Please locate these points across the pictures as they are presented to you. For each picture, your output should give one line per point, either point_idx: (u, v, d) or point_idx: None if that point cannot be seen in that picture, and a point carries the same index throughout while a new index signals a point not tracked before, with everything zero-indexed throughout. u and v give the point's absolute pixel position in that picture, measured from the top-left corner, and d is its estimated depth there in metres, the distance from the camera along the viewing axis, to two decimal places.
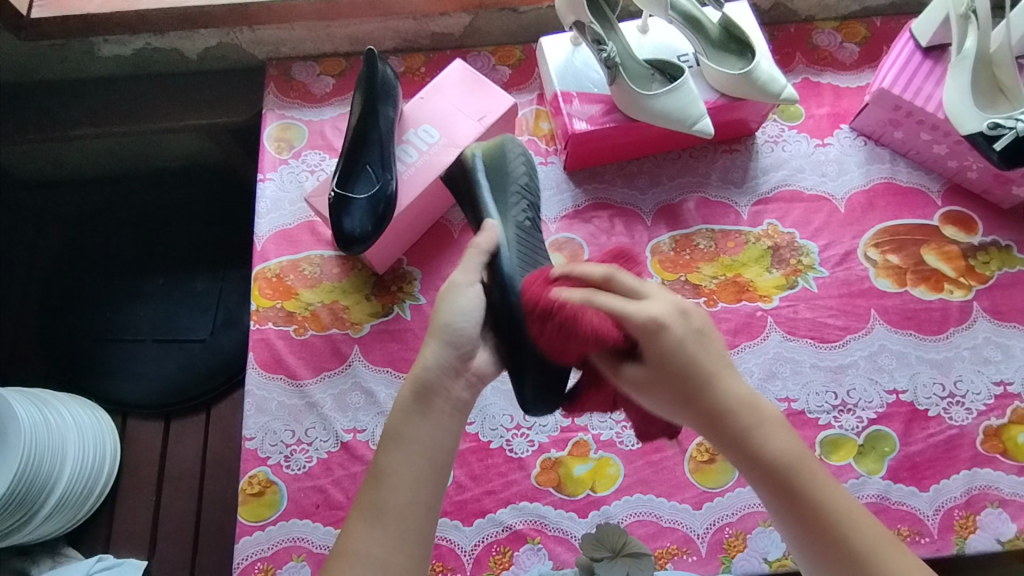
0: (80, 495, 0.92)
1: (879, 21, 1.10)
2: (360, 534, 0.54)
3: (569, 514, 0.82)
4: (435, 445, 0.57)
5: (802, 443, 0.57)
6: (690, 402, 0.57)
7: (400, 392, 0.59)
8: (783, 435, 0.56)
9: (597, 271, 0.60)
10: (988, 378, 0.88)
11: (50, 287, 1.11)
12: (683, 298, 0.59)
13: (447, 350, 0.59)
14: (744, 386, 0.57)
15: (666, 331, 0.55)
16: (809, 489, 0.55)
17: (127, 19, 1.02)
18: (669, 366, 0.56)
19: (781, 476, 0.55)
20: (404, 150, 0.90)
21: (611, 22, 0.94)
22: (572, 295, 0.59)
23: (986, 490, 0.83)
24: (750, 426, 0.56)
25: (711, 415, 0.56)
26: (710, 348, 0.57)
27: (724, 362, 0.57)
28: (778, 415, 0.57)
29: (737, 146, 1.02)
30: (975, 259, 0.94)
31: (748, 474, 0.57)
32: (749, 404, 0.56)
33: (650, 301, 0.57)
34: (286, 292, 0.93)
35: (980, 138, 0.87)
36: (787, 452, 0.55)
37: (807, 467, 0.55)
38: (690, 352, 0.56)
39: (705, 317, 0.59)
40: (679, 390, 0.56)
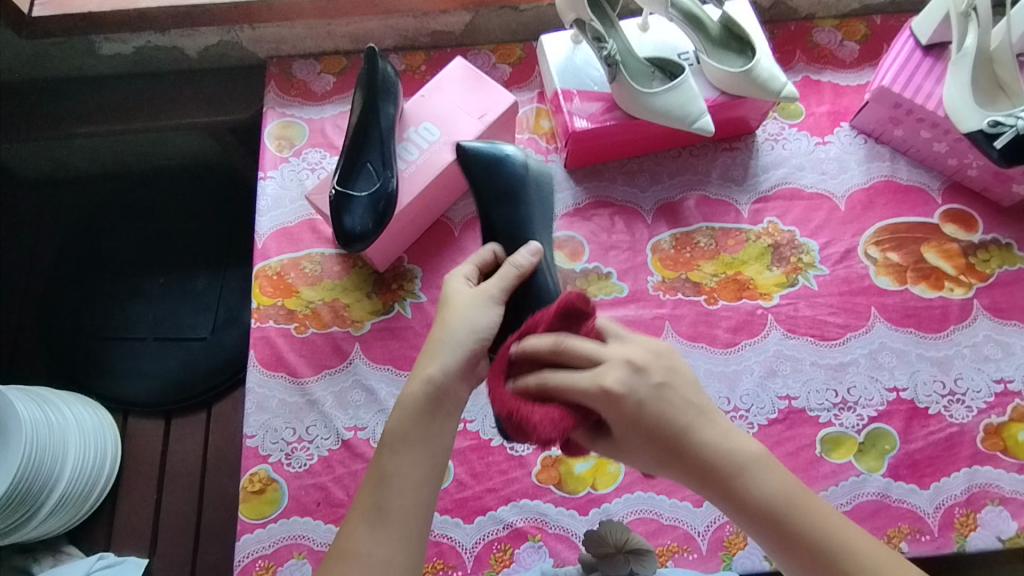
0: (81, 493, 0.92)
1: (880, 19, 1.10)
2: (360, 534, 0.54)
3: (570, 511, 0.82)
4: (435, 448, 0.58)
5: (789, 478, 0.56)
6: (667, 458, 0.57)
7: (407, 392, 0.59)
8: (766, 471, 0.56)
9: (546, 342, 0.59)
10: (989, 376, 0.88)
11: (52, 286, 1.11)
12: (636, 351, 0.59)
13: (452, 356, 0.59)
14: (717, 429, 0.57)
15: (624, 401, 0.56)
16: (801, 523, 0.54)
17: (127, 17, 1.02)
18: (637, 427, 0.56)
19: (770, 516, 0.55)
20: (406, 148, 0.90)
21: (611, 20, 0.93)
22: (526, 381, 0.58)
23: (987, 488, 0.83)
24: (732, 471, 0.55)
25: (693, 469, 0.56)
26: (672, 401, 0.57)
27: (693, 408, 0.57)
28: (760, 452, 0.57)
29: (737, 144, 1.02)
30: (976, 257, 0.94)
31: (743, 521, 0.56)
32: (728, 447, 0.56)
33: (601, 370, 0.57)
34: (286, 290, 0.93)
35: (981, 135, 0.87)
36: (773, 490, 0.55)
37: (792, 502, 0.55)
38: (653, 411, 0.56)
39: (666, 368, 0.58)
40: (656, 452, 0.57)
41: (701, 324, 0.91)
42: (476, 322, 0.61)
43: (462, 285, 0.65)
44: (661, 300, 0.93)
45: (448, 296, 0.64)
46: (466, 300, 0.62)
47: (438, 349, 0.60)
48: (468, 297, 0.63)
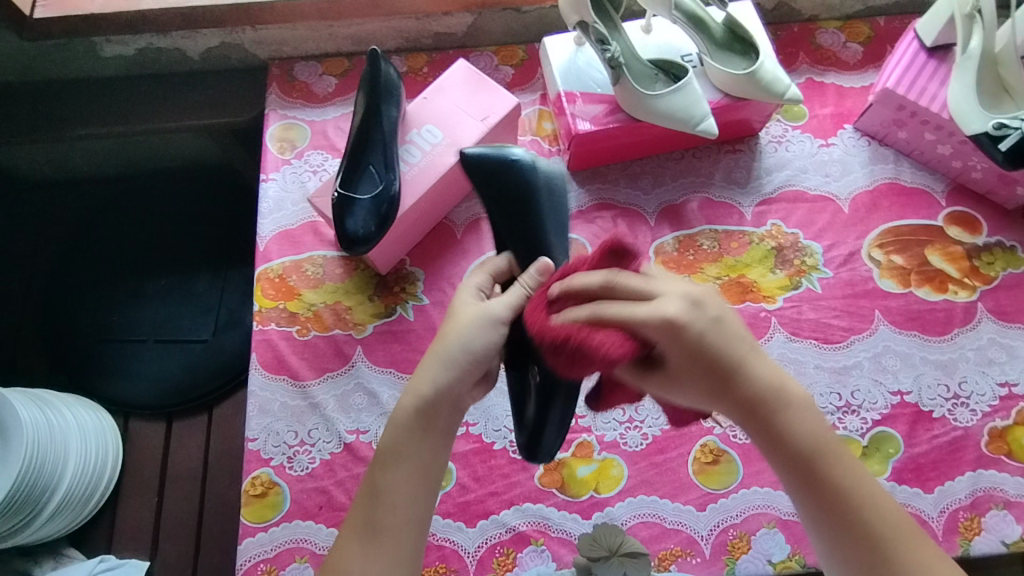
0: (83, 495, 0.92)
1: (883, 21, 1.10)
2: (352, 553, 0.55)
3: (573, 515, 0.82)
4: (427, 464, 0.58)
5: (827, 424, 0.56)
6: (716, 389, 0.56)
7: (400, 407, 0.59)
8: (810, 416, 0.56)
9: (597, 278, 0.55)
10: (993, 380, 0.88)
11: (52, 287, 1.11)
12: (693, 286, 0.56)
13: (447, 376, 0.59)
14: (768, 368, 0.57)
15: (683, 329, 0.53)
16: (832, 468, 0.55)
17: (129, 19, 1.02)
18: (694, 357, 0.54)
19: (802, 458, 0.55)
20: (407, 150, 0.90)
21: (615, 22, 0.93)
22: (577, 313, 0.53)
23: (991, 492, 0.83)
24: (775, 408, 0.55)
25: (737, 399, 0.56)
26: (728, 334, 0.55)
27: (745, 344, 0.56)
28: (804, 397, 0.57)
29: (740, 147, 1.01)
30: (979, 260, 0.94)
31: (773, 457, 0.57)
32: (775, 386, 0.56)
33: (660, 302, 0.54)
34: (288, 292, 0.93)
35: (985, 138, 0.86)
36: (813, 434, 0.55)
37: (827, 447, 0.55)
38: (709, 345, 0.54)
39: (720, 304, 0.56)
40: (704, 383, 0.56)
41: None
42: (480, 341, 0.59)
43: (471, 297, 0.63)
44: None
45: (453, 311, 0.62)
46: (468, 317, 0.60)
47: (430, 361, 0.59)
48: (475, 314, 0.60)
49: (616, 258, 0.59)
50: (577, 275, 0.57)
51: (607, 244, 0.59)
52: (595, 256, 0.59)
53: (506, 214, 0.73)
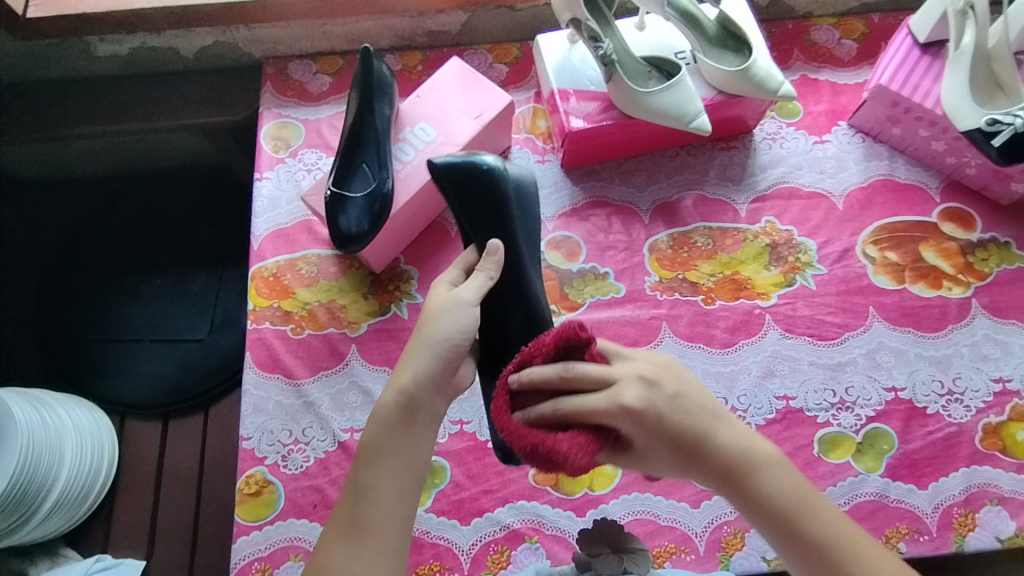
0: (79, 495, 0.93)
1: (878, 17, 1.09)
2: (336, 551, 0.54)
3: (567, 513, 0.82)
4: (410, 459, 0.58)
5: (802, 479, 0.57)
6: (686, 461, 0.59)
7: (381, 403, 0.59)
8: (784, 473, 0.57)
9: (553, 368, 0.58)
10: (988, 376, 0.88)
11: (48, 287, 1.11)
12: (648, 367, 0.61)
13: (426, 359, 0.60)
14: (735, 434, 0.59)
15: (640, 411, 0.57)
16: (810, 522, 0.55)
17: (122, 17, 1.01)
18: (657, 433, 0.58)
19: (781, 519, 0.56)
20: (401, 149, 0.90)
21: (607, 18, 0.92)
22: (541, 409, 0.57)
23: (985, 488, 0.83)
24: (745, 475, 0.57)
25: (706, 468, 0.58)
26: (688, 408, 0.59)
27: (707, 417, 0.59)
28: (775, 454, 0.58)
29: (734, 144, 1.01)
30: (974, 256, 0.94)
31: (755, 523, 0.58)
32: (743, 449, 0.58)
33: (615, 388, 0.58)
34: (282, 291, 0.93)
35: (978, 134, 0.86)
36: (789, 490, 0.56)
37: (804, 502, 0.56)
38: (668, 422, 0.58)
39: (678, 378, 0.61)
40: (672, 455, 0.59)
41: (698, 324, 0.91)
42: (457, 326, 0.61)
43: (444, 288, 0.66)
44: (658, 300, 0.92)
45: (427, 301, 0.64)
46: (441, 305, 0.62)
47: (411, 353, 0.60)
48: (447, 301, 0.62)
49: (571, 344, 0.61)
50: (539, 361, 0.60)
51: (562, 332, 0.61)
52: (549, 341, 0.60)
53: (475, 210, 0.74)
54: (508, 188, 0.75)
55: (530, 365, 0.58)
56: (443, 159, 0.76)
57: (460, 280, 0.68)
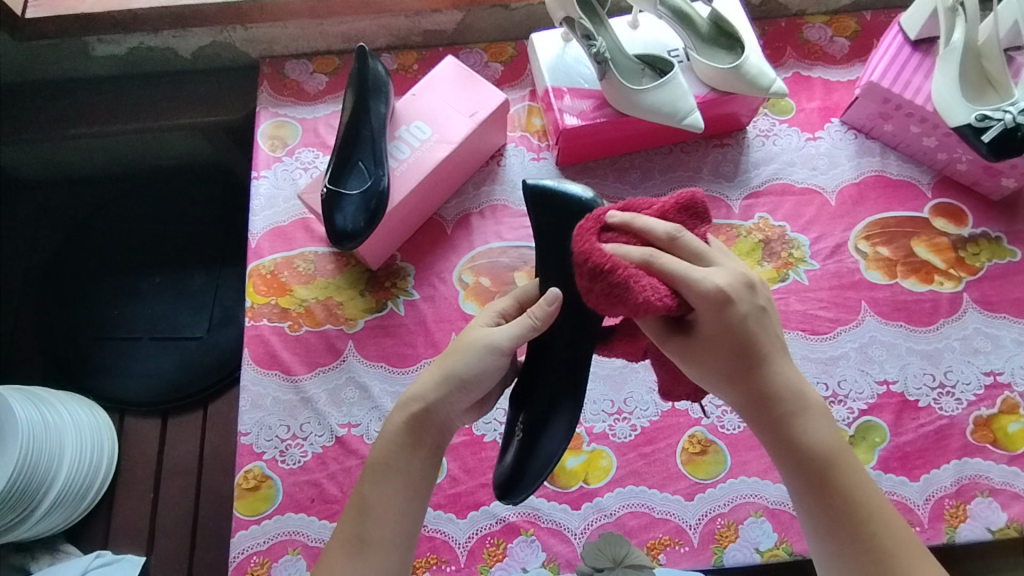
0: (79, 492, 0.93)
1: (869, 15, 1.10)
2: (340, 564, 0.57)
3: (562, 506, 0.83)
4: (414, 480, 0.60)
5: (841, 437, 0.60)
6: (736, 373, 0.59)
7: (391, 423, 0.62)
8: (823, 423, 0.59)
9: (663, 228, 0.59)
10: (979, 369, 0.89)
11: (49, 286, 1.12)
12: (749, 269, 0.60)
13: (441, 388, 0.62)
14: (795, 372, 0.60)
15: (729, 303, 0.57)
16: (842, 473, 0.57)
17: (119, 18, 1.02)
18: (725, 334, 0.58)
19: (812, 459, 0.58)
20: (397, 147, 0.90)
21: (600, 18, 0.93)
22: (633, 252, 0.58)
23: (976, 479, 0.84)
24: (793, 411, 0.59)
25: (754, 386, 0.59)
26: (767, 326, 0.59)
27: (777, 342, 0.60)
28: (821, 405, 0.60)
29: (728, 141, 1.02)
30: (965, 250, 0.95)
31: (780, 454, 0.59)
32: (797, 388, 0.59)
33: (714, 270, 0.58)
34: (280, 288, 0.93)
35: (968, 129, 0.87)
36: (826, 439, 0.58)
37: (840, 452, 0.58)
38: (742, 325, 0.57)
39: (768, 297, 0.61)
40: (727, 363, 0.58)
41: None
42: (474, 367, 0.62)
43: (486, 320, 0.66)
44: None
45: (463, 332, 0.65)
46: (470, 341, 0.62)
47: (427, 377, 0.62)
48: (479, 337, 0.62)
49: (687, 214, 0.63)
50: (644, 219, 0.61)
51: (684, 199, 0.63)
52: (671, 202, 0.63)
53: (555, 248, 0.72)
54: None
55: (642, 216, 0.60)
56: (535, 182, 0.74)
57: (511, 314, 0.68)
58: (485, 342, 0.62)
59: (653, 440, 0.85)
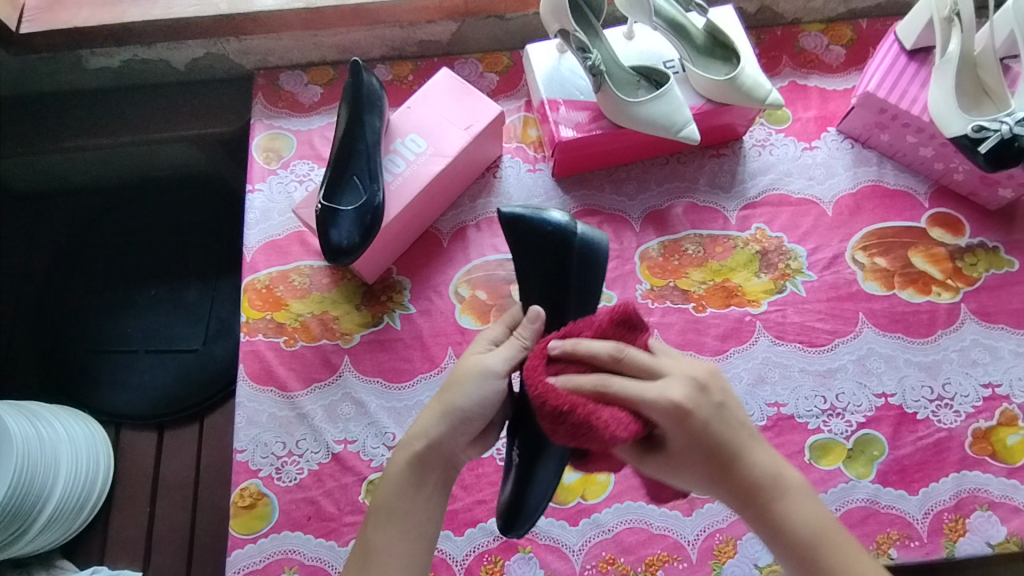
0: (74, 507, 0.93)
1: (865, 23, 1.10)
2: None
3: (560, 522, 0.82)
4: (418, 521, 0.61)
5: (829, 515, 0.59)
6: (716, 475, 0.59)
7: (395, 464, 0.63)
8: (809, 503, 0.60)
9: (606, 350, 0.59)
10: (977, 381, 0.89)
11: (45, 299, 1.11)
12: (697, 368, 0.60)
13: (441, 425, 0.62)
14: (768, 456, 0.60)
15: (688, 412, 0.57)
16: (834, 558, 0.57)
17: (113, 31, 1.00)
18: (691, 442, 0.58)
19: (805, 551, 0.58)
20: (392, 160, 0.90)
21: (595, 29, 0.92)
22: (582, 383, 0.57)
23: (975, 493, 0.83)
24: (774, 498, 0.59)
25: (734, 488, 0.60)
26: (730, 421, 0.59)
27: (744, 436, 0.60)
28: (801, 483, 0.61)
29: (724, 151, 1.02)
30: (963, 261, 0.95)
31: (775, 548, 0.60)
32: (775, 473, 0.60)
33: (665, 383, 0.58)
34: (275, 303, 0.93)
35: (965, 141, 0.87)
36: (814, 521, 0.58)
37: (828, 534, 0.58)
38: (702, 433, 0.58)
39: (724, 388, 0.60)
40: (702, 468, 0.60)
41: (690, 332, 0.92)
42: (472, 398, 0.62)
43: (480, 348, 0.66)
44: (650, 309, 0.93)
45: (458, 362, 0.66)
46: (466, 372, 0.63)
47: (427, 414, 0.63)
48: (474, 367, 0.63)
49: (626, 325, 0.63)
50: (587, 339, 0.61)
51: (618, 311, 0.63)
52: (603, 318, 0.62)
53: (531, 268, 0.74)
54: (570, 250, 0.73)
55: (583, 340, 0.60)
56: (509, 210, 0.75)
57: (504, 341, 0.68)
58: (483, 377, 0.63)
59: None
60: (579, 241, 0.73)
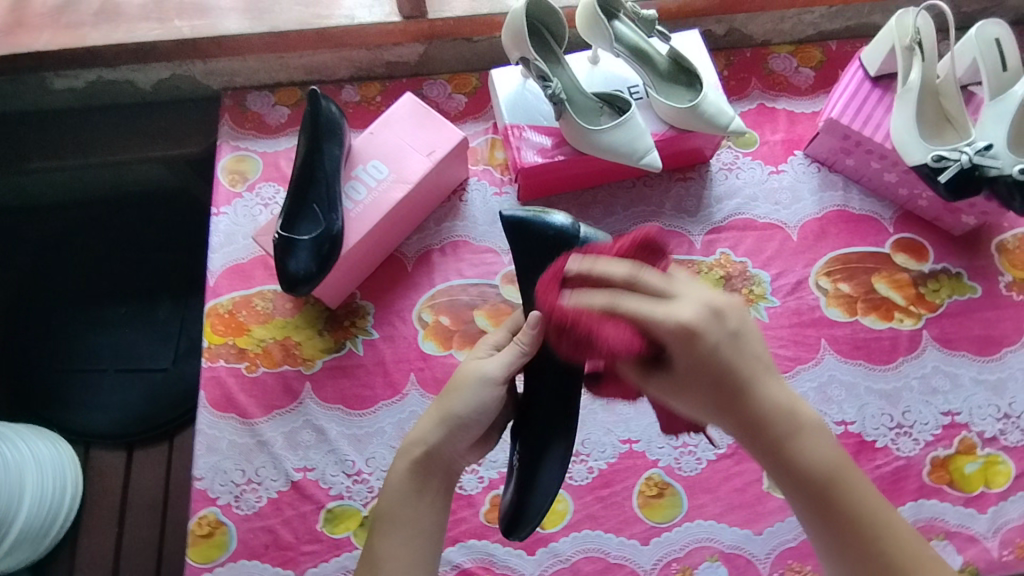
0: (41, 528, 0.92)
1: (835, 44, 1.10)
2: None
3: (517, 551, 0.82)
4: (422, 531, 0.60)
5: (841, 455, 0.57)
6: (725, 402, 0.57)
7: (394, 475, 0.63)
8: (823, 442, 0.57)
9: (621, 270, 0.57)
10: (937, 409, 0.89)
11: (13, 319, 1.10)
12: (716, 296, 0.57)
13: (441, 430, 0.62)
14: (783, 390, 0.57)
15: (697, 336, 0.54)
16: (848, 496, 0.56)
17: (74, 54, 1.01)
18: (701, 368, 0.55)
19: (813, 483, 0.56)
20: (353, 187, 0.90)
21: (556, 57, 0.93)
22: (594, 299, 0.56)
23: (932, 522, 0.84)
24: (785, 433, 0.56)
25: (745, 417, 0.57)
26: (744, 349, 0.56)
27: (761, 368, 0.57)
28: (816, 420, 0.58)
29: (691, 174, 1.02)
30: (925, 287, 0.95)
31: (784, 481, 0.58)
32: (787, 408, 0.57)
33: (677, 303, 0.55)
34: (237, 328, 0.93)
35: (926, 169, 0.87)
36: (827, 458, 0.56)
37: (841, 472, 0.56)
38: (713, 358, 0.55)
39: (742, 316, 0.57)
40: (713, 395, 0.57)
41: None
42: (471, 403, 0.63)
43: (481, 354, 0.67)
44: None
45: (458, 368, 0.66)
46: (466, 377, 0.64)
47: (426, 421, 0.63)
48: (472, 373, 0.64)
49: (644, 252, 0.62)
50: (605, 260, 0.59)
51: (638, 236, 0.62)
52: (625, 244, 0.62)
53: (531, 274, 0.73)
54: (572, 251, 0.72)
55: (601, 261, 0.58)
56: (510, 211, 0.75)
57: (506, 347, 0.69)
58: (484, 379, 0.63)
59: (610, 483, 0.85)
60: (581, 242, 0.72)
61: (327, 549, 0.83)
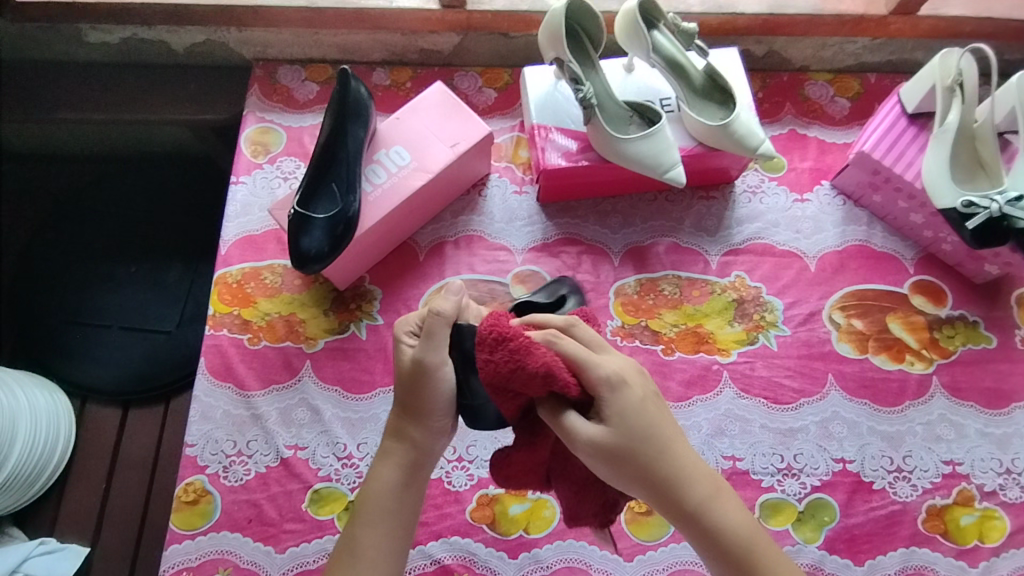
0: (29, 477, 0.92)
1: (874, 78, 1.08)
2: None
3: (499, 553, 0.82)
4: (399, 522, 0.62)
5: (750, 516, 0.60)
6: (637, 472, 0.57)
7: (382, 471, 0.63)
8: (733, 506, 0.60)
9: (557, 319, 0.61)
10: (939, 457, 0.87)
11: (26, 265, 1.10)
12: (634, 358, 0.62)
13: (427, 429, 0.63)
14: (694, 460, 0.60)
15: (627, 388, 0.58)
16: (760, 556, 0.59)
17: (113, 10, 1.01)
18: (626, 433, 0.57)
19: (731, 550, 0.59)
20: (373, 171, 0.89)
21: (592, 61, 0.92)
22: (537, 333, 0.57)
23: (921, 570, 0.82)
24: (702, 499, 0.59)
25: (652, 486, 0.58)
26: (665, 417, 0.60)
27: (677, 447, 0.59)
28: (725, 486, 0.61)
29: (714, 194, 1.00)
30: (940, 332, 0.93)
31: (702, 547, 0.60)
32: (700, 473, 0.60)
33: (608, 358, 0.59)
34: (243, 299, 0.93)
35: (954, 214, 0.86)
36: (741, 520, 0.60)
37: (755, 534, 0.59)
38: (638, 427, 0.57)
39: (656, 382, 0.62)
40: (635, 475, 0.58)
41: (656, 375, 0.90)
42: (441, 391, 0.60)
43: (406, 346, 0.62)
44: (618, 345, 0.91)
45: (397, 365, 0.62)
46: (419, 370, 0.60)
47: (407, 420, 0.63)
48: (419, 363, 0.60)
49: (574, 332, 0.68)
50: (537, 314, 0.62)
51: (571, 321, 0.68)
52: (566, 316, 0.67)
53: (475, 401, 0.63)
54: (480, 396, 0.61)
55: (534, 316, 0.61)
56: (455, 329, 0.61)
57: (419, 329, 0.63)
58: (440, 360, 0.59)
59: None
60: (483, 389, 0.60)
61: (310, 530, 0.83)
